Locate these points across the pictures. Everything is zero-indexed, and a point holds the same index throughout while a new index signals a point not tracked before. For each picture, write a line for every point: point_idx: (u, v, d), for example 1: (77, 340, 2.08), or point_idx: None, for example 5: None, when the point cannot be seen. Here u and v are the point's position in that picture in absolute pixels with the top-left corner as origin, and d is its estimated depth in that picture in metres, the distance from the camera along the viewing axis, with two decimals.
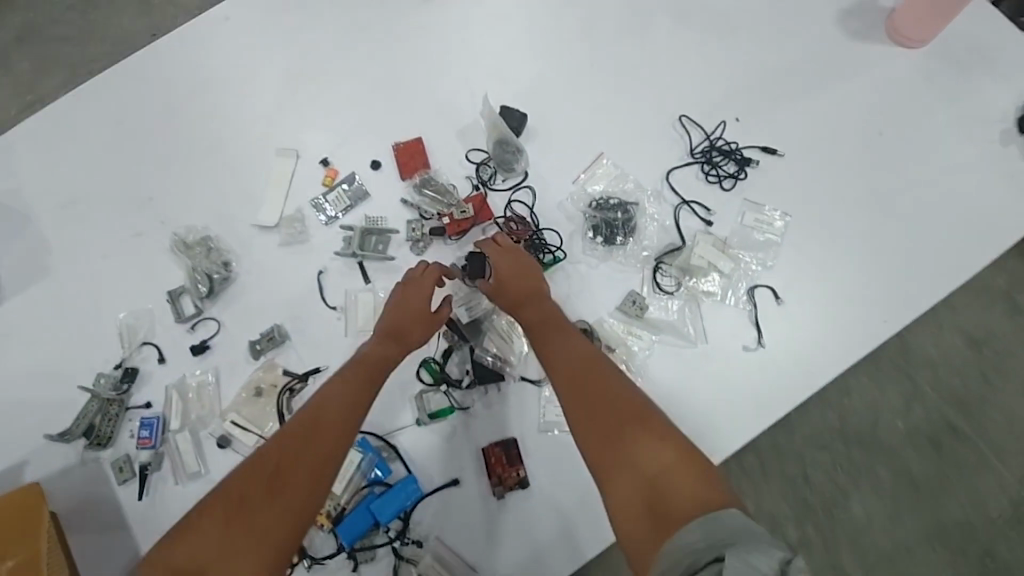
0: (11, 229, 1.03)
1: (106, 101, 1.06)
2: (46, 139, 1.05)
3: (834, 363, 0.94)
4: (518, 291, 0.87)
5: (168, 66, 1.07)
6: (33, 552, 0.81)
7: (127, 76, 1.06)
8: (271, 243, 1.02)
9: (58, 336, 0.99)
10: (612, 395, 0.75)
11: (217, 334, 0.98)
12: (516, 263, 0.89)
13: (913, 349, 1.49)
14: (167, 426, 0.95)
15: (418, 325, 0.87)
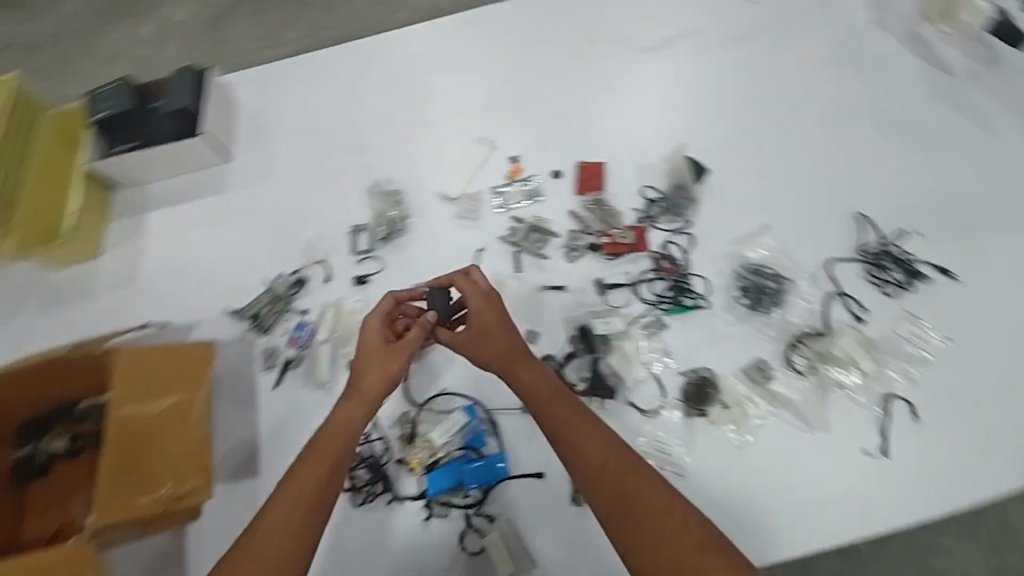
0: (261, 137, 1.28)
1: (361, 62, 1.29)
2: (312, 77, 1.30)
3: (950, 501, 0.89)
4: (495, 355, 0.88)
5: (415, 49, 1.27)
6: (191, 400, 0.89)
7: (380, 50, 1.29)
8: (446, 212, 1.15)
9: (259, 233, 1.19)
10: (646, 498, 0.77)
11: (377, 274, 1.11)
12: (482, 316, 0.89)
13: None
14: (316, 334, 1.07)
15: (371, 359, 0.88)
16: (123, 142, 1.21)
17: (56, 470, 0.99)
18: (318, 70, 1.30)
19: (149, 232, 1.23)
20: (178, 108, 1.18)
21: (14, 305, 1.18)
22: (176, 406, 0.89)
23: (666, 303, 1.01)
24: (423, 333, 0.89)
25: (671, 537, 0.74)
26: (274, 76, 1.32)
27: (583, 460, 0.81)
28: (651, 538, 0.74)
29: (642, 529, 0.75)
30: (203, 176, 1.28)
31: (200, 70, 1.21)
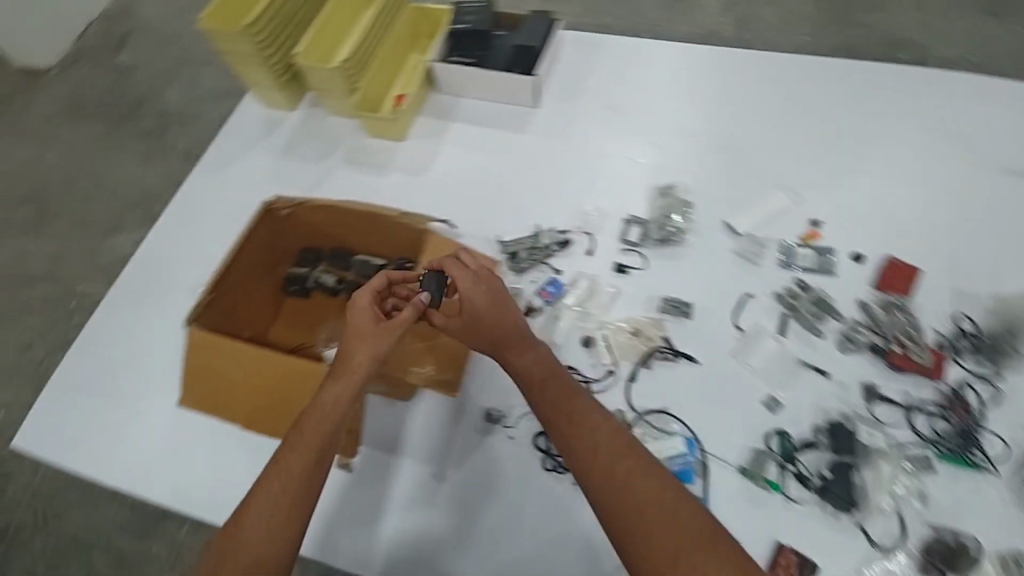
0: (574, 103, 1.36)
1: (693, 79, 1.35)
2: (641, 73, 1.38)
3: None
4: (492, 334, 0.85)
5: (752, 89, 1.31)
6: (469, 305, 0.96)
7: (716, 72, 1.35)
8: (725, 243, 1.10)
9: (541, 182, 1.24)
10: (649, 490, 0.70)
11: (638, 270, 1.09)
12: (485, 298, 0.86)
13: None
14: (564, 297, 1.06)
15: (364, 333, 0.82)
16: (463, 56, 1.37)
17: (315, 296, 1.11)
18: (650, 70, 1.38)
19: (446, 137, 1.35)
20: (524, 46, 1.32)
21: (329, 151, 1.38)
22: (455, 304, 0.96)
23: (945, 446, 0.90)
24: (413, 312, 0.84)
25: (653, 514, 0.68)
26: (607, 59, 1.41)
27: (590, 449, 0.75)
28: (654, 530, 0.67)
29: (647, 521, 0.68)
30: (507, 112, 1.37)
31: (556, 26, 1.35)
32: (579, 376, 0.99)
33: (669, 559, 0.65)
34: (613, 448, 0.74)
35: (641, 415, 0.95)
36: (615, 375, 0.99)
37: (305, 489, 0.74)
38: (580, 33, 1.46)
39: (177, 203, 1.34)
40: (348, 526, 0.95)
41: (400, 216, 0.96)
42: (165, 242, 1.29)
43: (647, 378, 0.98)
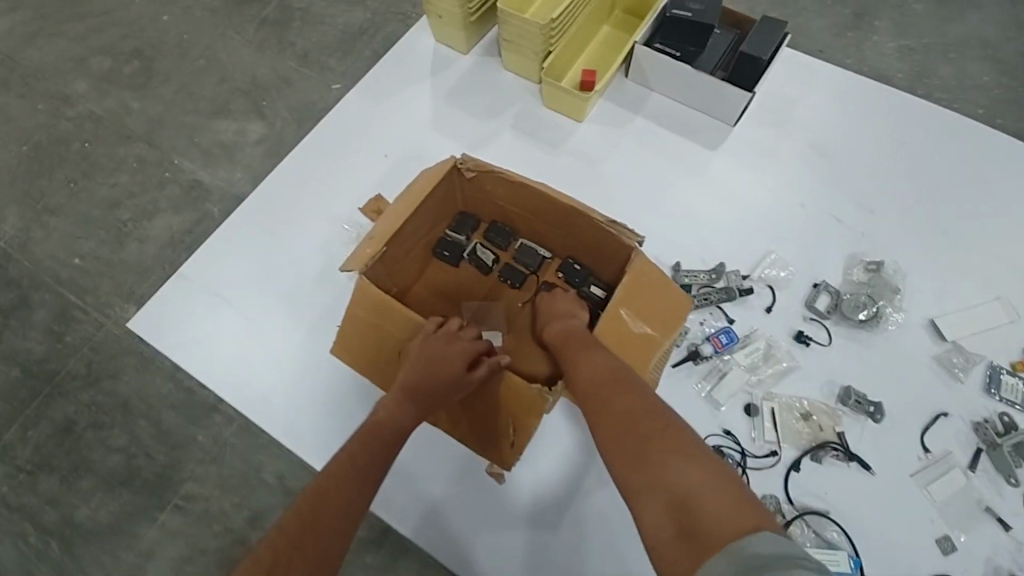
0: (778, 128, 1.17)
1: (925, 139, 1.16)
2: (862, 112, 1.18)
3: None
4: (549, 314, 0.88)
5: (990, 173, 1.13)
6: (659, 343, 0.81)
7: (952, 141, 1.16)
8: (928, 347, 0.97)
9: (727, 211, 1.10)
10: (630, 401, 0.67)
11: (821, 345, 0.96)
12: (559, 305, 0.88)
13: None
14: (735, 353, 0.95)
15: (454, 346, 0.80)
16: (668, 45, 1.18)
17: (465, 267, 1.03)
18: (876, 114, 1.18)
19: (628, 130, 1.18)
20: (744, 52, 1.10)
21: (492, 104, 1.22)
22: (645, 338, 0.81)
23: None
24: (488, 370, 0.80)
25: (628, 422, 0.65)
26: (827, 85, 1.21)
27: (584, 373, 0.74)
28: (625, 432, 0.64)
29: (620, 425, 0.65)
30: (698, 122, 1.19)
31: (788, 35, 1.11)
32: (736, 445, 0.90)
33: (635, 459, 0.61)
34: (610, 372, 0.72)
35: (800, 512, 0.86)
36: (778, 457, 0.89)
37: (357, 488, 0.68)
38: (800, 53, 1.24)
39: (327, 118, 1.22)
40: (400, 515, 0.93)
41: (609, 221, 0.85)
42: (303, 158, 1.19)
43: (811, 471, 0.88)
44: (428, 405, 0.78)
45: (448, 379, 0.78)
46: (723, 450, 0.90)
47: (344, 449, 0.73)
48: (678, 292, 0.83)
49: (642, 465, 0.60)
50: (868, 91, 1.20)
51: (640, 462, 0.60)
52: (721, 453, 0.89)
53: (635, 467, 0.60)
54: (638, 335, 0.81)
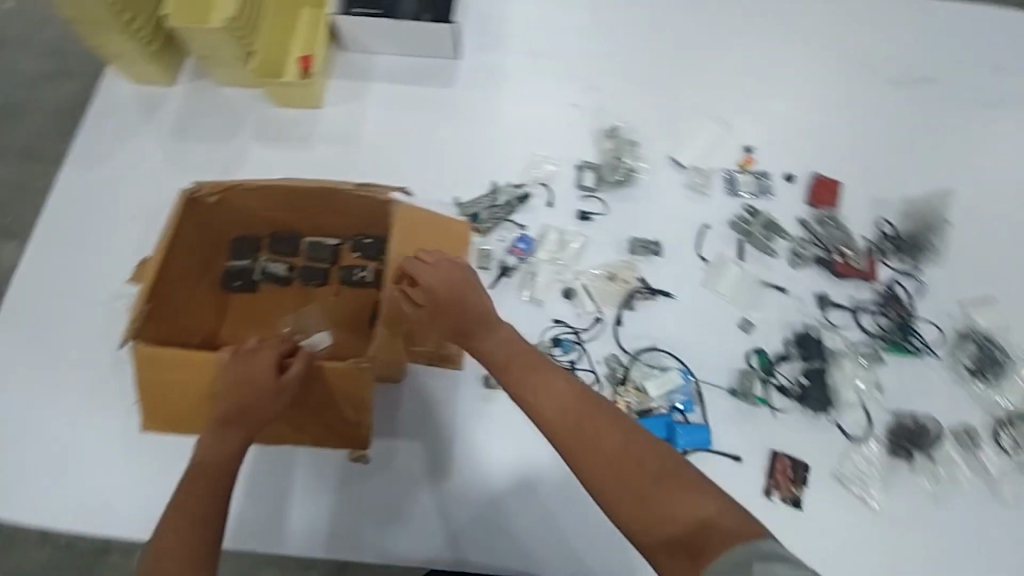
0: (498, 49, 1.30)
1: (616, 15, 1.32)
2: (561, 13, 1.32)
3: None
4: (445, 283, 0.81)
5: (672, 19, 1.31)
6: None
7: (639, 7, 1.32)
8: (676, 178, 1.16)
9: (489, 136, 1.20)
10: (619, 438, 0.66)
11: (599, 215, 1.11)
12: (449, 275, 0.81)
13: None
14: (536, 252, 1.05)
15: (258, 359, 0.79)
16: (363, 7, 1.21)
17: (263, 289, 1.00)
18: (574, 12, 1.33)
19: (372, 99, 1.23)
20: None
21: (235, 123, 1.20)
22: None
23: (886, 340, 1.01)
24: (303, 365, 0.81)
25: (615, 459, 0.65)
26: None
27: (537, 395, 0.71)
28: (619, 475, 0.64)
29: (608, 462, 0.65)
30: (430, 66, 1.27)
31: None
32: (568, 327, 1.00)
33: (638, 500, 0.63)
34: (583, 403, 0.69)
35: (634, 355, 0.98)
36: (602, 320, 1.01)
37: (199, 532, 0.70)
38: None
39: (50, 205, 1.10)
40: (309, 546, 0.91)
41: (359, 187, 0.87)
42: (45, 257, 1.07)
43: (631, 319, 1.01)
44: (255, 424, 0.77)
45: (265, 393, 0.77)
46: (559, 337, 0.99)
47: (175, 504, 0.71)
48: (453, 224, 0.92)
49: (640, 499, 0.63)
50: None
51: (628, 489, 0.63)
52: (558, 339, 0.99)
53: (629, 498, 0.63)
54: None
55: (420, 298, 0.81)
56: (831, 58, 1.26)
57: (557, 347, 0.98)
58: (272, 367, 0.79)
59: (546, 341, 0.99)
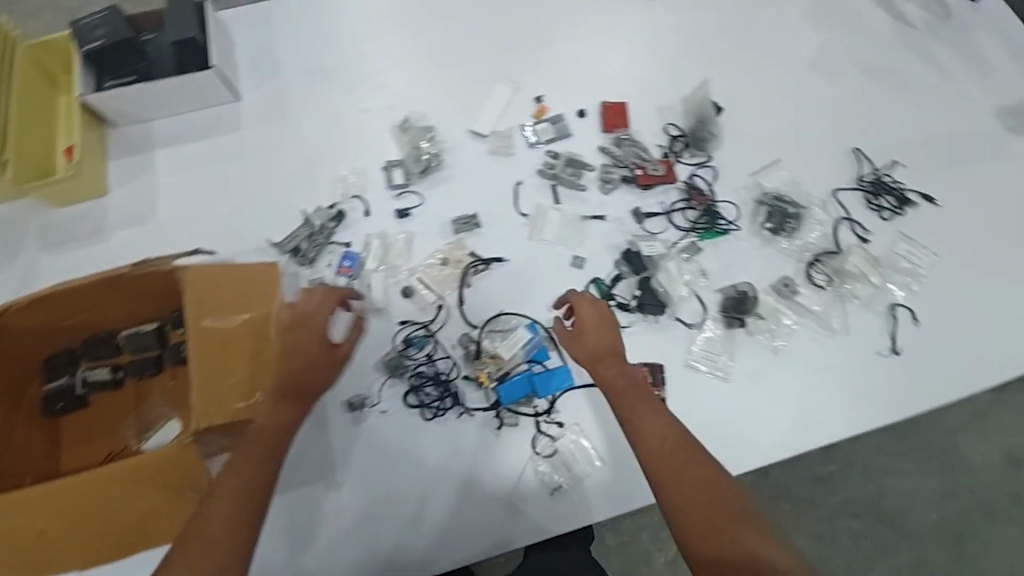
0: (273, 78, 1.27)
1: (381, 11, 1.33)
2: (328, 26, 1.32)
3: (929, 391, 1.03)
4: (236, 327, 0.82)
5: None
6: (264, 315, 0.84)
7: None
8: (480, 148, 1.18)
9: (288, 166, 1.17)
10: (700, 480, 0.79)
11: (417, 207, 1.12)
12: (236, 311, 0.83)
13: (957, 451, 1.82)
14: (364, 265, 1.06)
15: (302, 336, 0.80)
16: (114, 76, 1.15)
17: (96, 399, 0.95)
18: (340, 20, 1.33)
19: (155, 167, 1.17)
20: (184, 38, 1.15)
21: (18, 241, 1.12)
22: (251, 323, 0.83)
23: (699, 229, 1.10)
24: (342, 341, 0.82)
25: (700, 493, 0.78)
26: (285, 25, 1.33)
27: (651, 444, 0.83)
28: (696, 499, 0.78)
29: (684, 487, 0.79)
30: (211, 116, 1.22)
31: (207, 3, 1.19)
32: (416, 323, 1.02)
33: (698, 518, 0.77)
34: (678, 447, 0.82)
35: (483, 326, 1.01)
36: (446, 306, 1.03)
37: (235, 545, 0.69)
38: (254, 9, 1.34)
39: None
40: None
41: (136, 267, 0.83)
42: None
43: (472, 295, 1.04)
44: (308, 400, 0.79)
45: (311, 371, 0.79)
46: (410, 335, 1.00)
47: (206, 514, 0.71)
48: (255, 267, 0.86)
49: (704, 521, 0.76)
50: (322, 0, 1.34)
51: (710, 525, 0.76)
52: (409, 338, 1.00)
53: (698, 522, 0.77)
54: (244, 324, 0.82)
55: (231, 346, 0.81)
56: None
57: (410, 347, 0.99)
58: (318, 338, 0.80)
59: (398, 344, 1.00)
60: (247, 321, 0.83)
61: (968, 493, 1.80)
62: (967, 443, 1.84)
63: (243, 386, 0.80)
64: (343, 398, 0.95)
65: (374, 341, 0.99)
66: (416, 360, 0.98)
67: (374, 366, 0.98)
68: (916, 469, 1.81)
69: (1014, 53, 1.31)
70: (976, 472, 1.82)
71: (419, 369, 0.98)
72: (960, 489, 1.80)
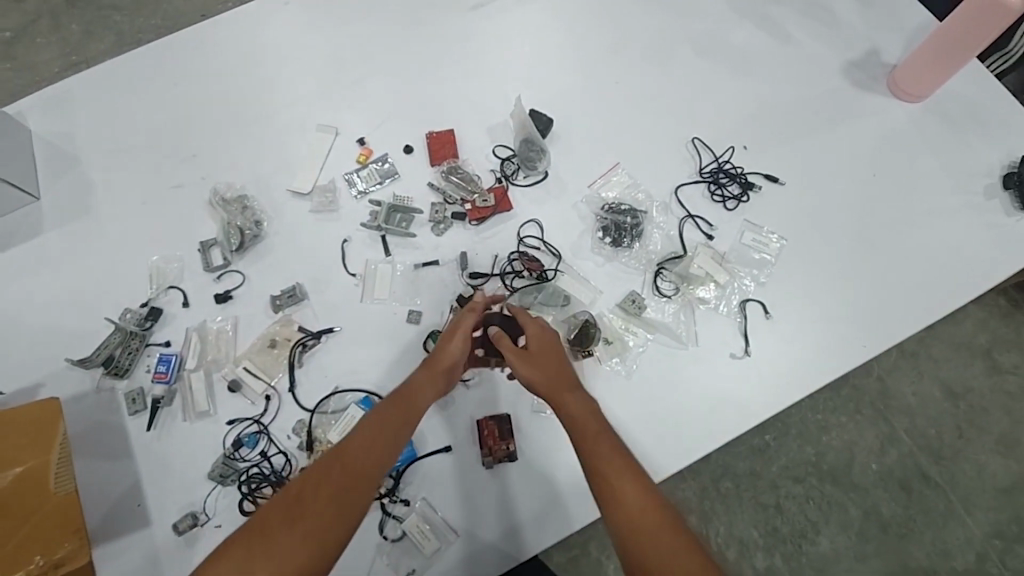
0: (64, 162, 1.12)
1: (172, 61, 1.17)
2: (115, 88, 1.15)
3: (790, 388, 0.98)
4: (6, 486, 0.77)
5: (227, 40, 1.18)
6: (41, 466, 0.79)
7: (194, 46, 1.17)
8: (302, 208, 1.09)
9: (95, 264, 1.06)
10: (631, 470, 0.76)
11: (240, 287, 1.04)
12: (7, 467, 0.78)
13: (893, 394, 1.59)
14: (183, 365, 0.99)
15: (451, 347, 0.87)
16: None
17: None
18: (125, 80, 1.16)
19: None
20: None
21: None
22: (23, 478, 0.78)
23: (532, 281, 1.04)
24: (433, 370, 0.86)
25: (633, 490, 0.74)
26: (62, 94, 1.14)
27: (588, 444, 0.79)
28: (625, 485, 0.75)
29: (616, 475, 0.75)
30: (7, 222, 1.08)
31: None
32: (246, 420, 0.96)
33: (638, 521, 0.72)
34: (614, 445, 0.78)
35: (315, 408, 0.97)
36: (276, 394, 0.97)
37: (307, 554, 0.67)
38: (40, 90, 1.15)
39: None
40: None
41: None
42: None
43: (304, 376, 0.99)
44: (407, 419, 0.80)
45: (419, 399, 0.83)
46: (241, 435, 0.95)
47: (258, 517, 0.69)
48: (28, 408, 0.81)
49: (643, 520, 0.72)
50: (114, 68, 1.16)
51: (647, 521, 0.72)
52: (238, 439, 0.94)
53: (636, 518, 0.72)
54: (14, 481, 0.78)
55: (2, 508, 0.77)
56: (395, 7, 1.20)
57: (240, 447, 0.95)
58: (442, 360, 0.87)
59: (228, 446, 0.95)
60: (18, 476, 0.78)
61: (905, 434, 1.57)
62: (901, 385, 1.59)
63: (18, 552, 0.76)
64: (172, 522, 0.91)
65: (202, 451, 0.94)
66: (249, 461, 0.94)
67: (204, 478, 0.93)
68: (853, 419, 1.56)
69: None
70: (911, 411, 1.58)
71: (251, 471, 0.94)
72: (897, 433, 1.57)
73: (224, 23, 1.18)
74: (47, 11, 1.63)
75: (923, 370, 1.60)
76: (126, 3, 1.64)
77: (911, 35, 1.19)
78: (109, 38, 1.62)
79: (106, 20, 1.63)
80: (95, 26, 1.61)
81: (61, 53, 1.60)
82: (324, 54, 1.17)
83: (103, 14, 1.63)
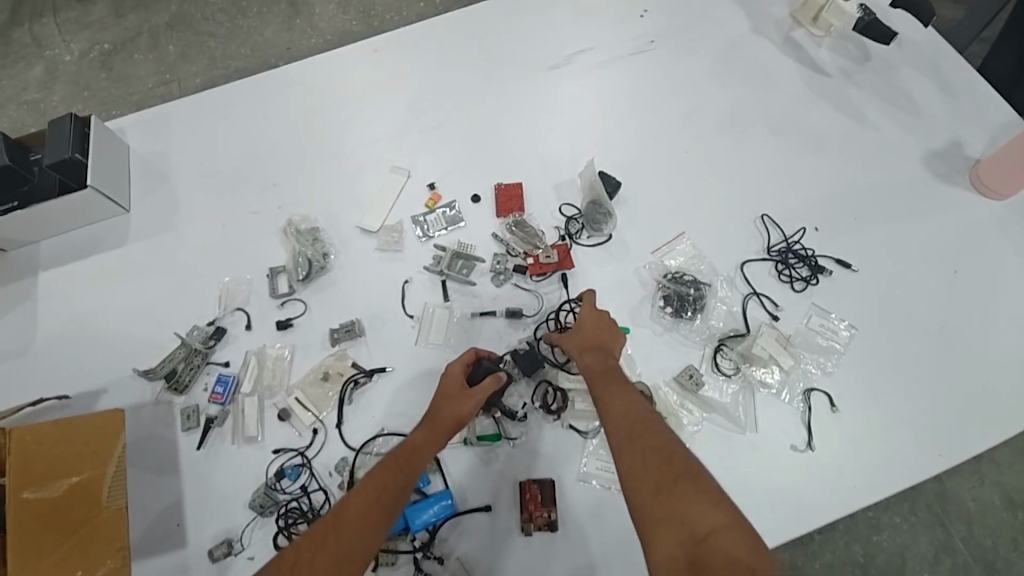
0: (155, 179, 1.19)
1: (266, 94, 1.24)
2: (211, 115, 1.23)
3: (851, 488, 0.93)
4: (65, 492, 0.82)
5: (317, 80, 1.25)
6: (98, 475, 0.86)
7: (287, 83, 1.25)
8: (367, 245, 1.12)
9: (170, 278, 1.12)
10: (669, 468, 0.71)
11: (302, 316, 1.06)
12: (69, 473, 0.83)
13: (952, 497, 1.43)
14: (239, 387, 1.01)
15: (462, 404, 0.85)
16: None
17: None
18: (221, 108, 1.24)
19: (35, 293, 1.10)
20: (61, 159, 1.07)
21: None
22: (81, 487, 0.84)
23: None
24: (433, 416, 0.85)
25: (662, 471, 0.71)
26: (164, 118, 1.23)
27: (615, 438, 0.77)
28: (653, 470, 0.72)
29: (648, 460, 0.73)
30: (97, 230, 1.15)
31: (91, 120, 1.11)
32: (291, 450, 0.97)
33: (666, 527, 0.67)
34: (642, 436, 0.76)
35: (360, 449, 0.97)
36: (324, 429, 0.98)
37: None
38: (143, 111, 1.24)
39: None
40: None
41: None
42: None
43: (353, 412, 0.99)
44: (405, 464, 0.80)
45: (417, 446, 0.82)
46: (285, 465, 0.96)
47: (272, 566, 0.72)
48: (98, 417, 0.88)
49: (669, 530, 0.66)
50: (213, 98, 1.24)
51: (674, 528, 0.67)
52: (282, 470, 0.95)
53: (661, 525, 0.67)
54: (72, 489, 0.83)
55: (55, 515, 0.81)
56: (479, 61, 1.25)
57: (283, 478, 0.95)
58: (441, 404, 0.86)
59: (271, 476, 0.96)
60: (77, 484, 0.84)
61: (961, 541, 1.40)
62: (959, 484, 1.44)
63: (60, 566, 0.80)
64: (212, 542, 0.92)
65: (246, 477, 0.96)
66: (289, 493, 0.95)
67: (245, 505, 0.94)
68: (905, 519, 1.41)
69: (945, 90, 1.19)
70: (969, 517, 1.42)
71: (290, 504, 0.94)
72: (952, 538, 1.40)
73: (318, 65, 1.25)
74: (146, 31, 1.76)
75: (984, 470, 1.44)
76: (221, 31, 1.76)
77: (996, 132, 1.16)
78: (201, 61, 1.74)
79: (200, 46, 1.74)
80: (189, 49, 1.73)
81: (157, 71, 1.72)
82: (405, 100, 1.23)
83: (199, 39, 1.75)
